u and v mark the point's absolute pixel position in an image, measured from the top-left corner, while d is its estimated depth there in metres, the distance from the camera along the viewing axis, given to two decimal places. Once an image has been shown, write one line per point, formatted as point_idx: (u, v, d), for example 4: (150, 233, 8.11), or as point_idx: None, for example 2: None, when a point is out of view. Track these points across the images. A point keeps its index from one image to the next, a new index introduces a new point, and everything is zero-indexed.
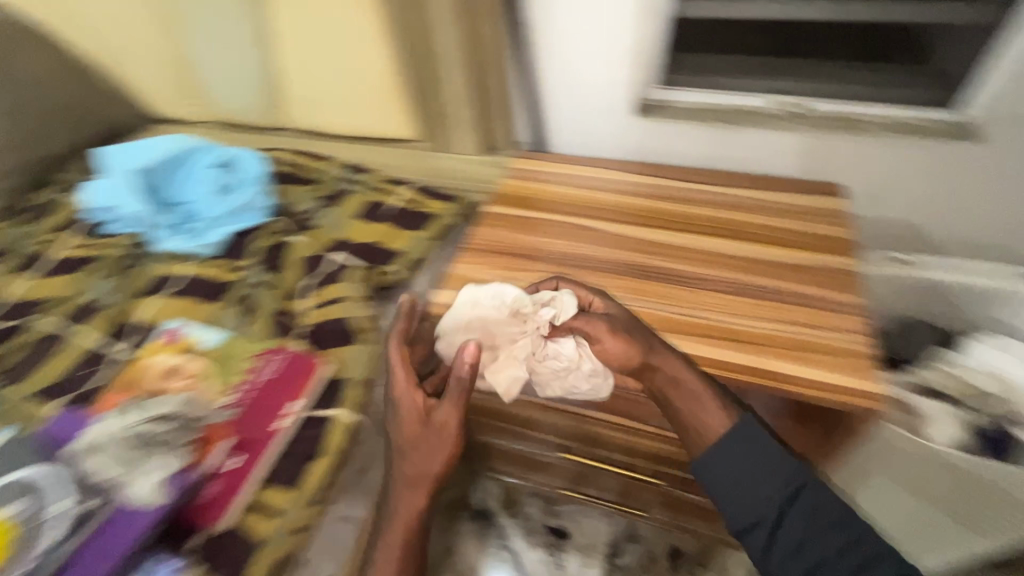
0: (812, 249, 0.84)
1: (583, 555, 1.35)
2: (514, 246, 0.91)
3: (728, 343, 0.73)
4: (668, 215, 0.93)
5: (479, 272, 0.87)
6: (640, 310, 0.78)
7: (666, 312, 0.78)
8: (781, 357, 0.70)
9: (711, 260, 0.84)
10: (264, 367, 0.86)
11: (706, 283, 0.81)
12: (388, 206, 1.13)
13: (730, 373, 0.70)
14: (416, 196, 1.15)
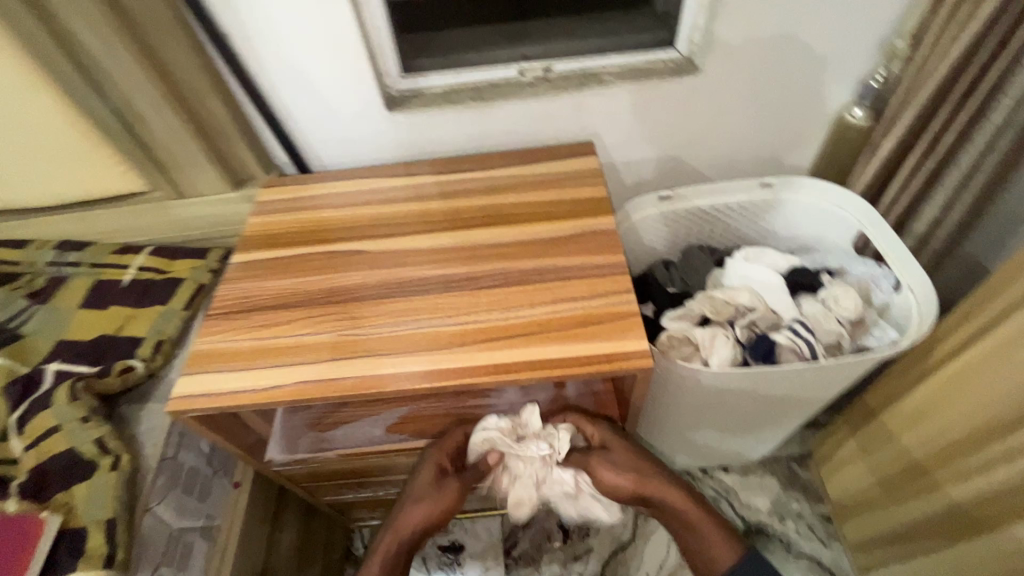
0: (576, 216, 0.83)
1: (481, 561, 1.32)
2: (267, 299, 0.78)
3: (506, 342, 0.69)
4: (434, 217, 0.86)
5: (228, 342, 0.73)
6: (414, 333, 0.71)
7: (442, 326, 0.71)
8: (556, 341, 0.68)
9: (481, 256, 0.80)
10: None
11: (479, 283, 0.76)
12: (120, 284, 0.93)
13: (511, 374, 0.66)
14: (155, 262, 0.95)
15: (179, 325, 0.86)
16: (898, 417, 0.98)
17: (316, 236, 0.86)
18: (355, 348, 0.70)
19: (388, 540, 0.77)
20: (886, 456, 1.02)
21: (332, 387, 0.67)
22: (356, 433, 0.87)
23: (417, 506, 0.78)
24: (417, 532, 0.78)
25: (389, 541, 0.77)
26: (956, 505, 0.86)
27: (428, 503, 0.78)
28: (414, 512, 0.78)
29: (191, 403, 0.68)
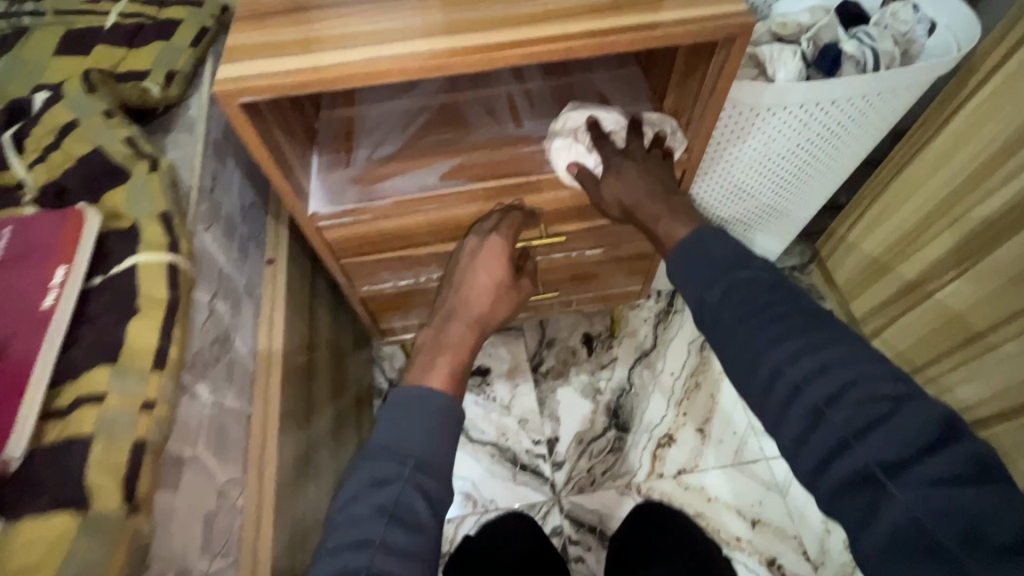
0: None
1: (510, 378, 1.32)
2: (306, 0, 0.67)
3: (594, 15, 0.63)
4: None
5: (271, 35, 0.63)
6: (489, 15, 0.64)
7: (427, 21, 0.63)
8: (651, 10, 0.63)
9: None
10: None
11: None
12: (102, 29, 0.78)
13: (607, 38, 0.61)
14: (140, 9, 0.81)
15: (191, 63, 0.74)
16: (863, 228, 1.16)
17: None
18: (426, 30, 0.62)
19: (465, 333, 0.74)
20: (851, 268, 1.22)
21: (408, 62, 0.59)
22: (407, 187, 0.81)
23: (483, 299, 0.77)
24: (479, 316, 0.77)
25: (467, 330, 0.75)
26: (903, 284, 1.07)
27: (496, 298, 0.78)
28: (487, 302, 0.78)
29: (243, 83, 0.58)
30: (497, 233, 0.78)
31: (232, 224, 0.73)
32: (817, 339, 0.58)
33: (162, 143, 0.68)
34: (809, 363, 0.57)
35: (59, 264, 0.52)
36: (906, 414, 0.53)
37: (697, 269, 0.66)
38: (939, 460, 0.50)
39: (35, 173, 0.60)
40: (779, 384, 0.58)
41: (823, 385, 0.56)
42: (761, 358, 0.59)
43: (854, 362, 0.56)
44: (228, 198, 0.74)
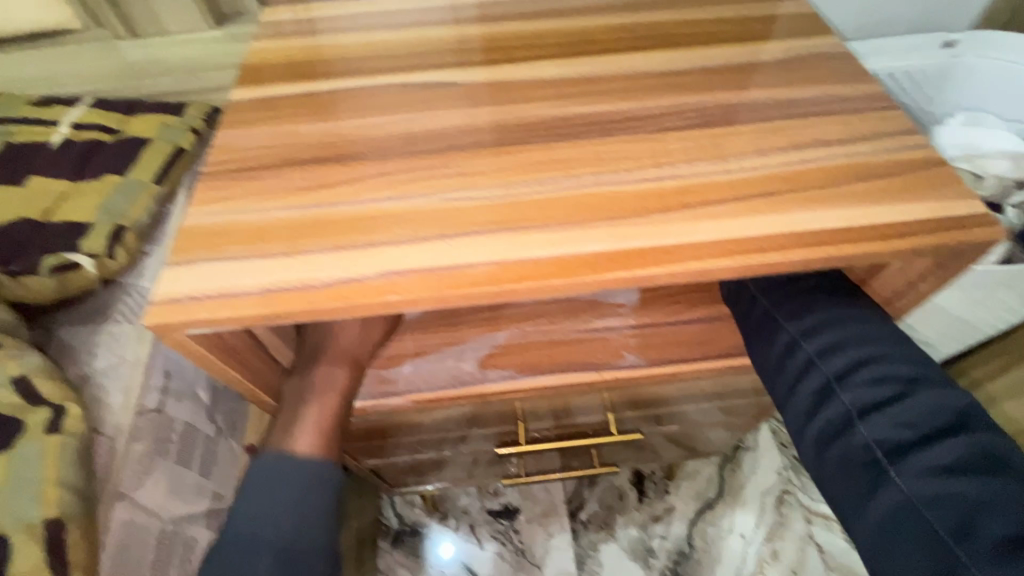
0: (770, 37, 0.55)
1: (543, 525, 1.10)
2: (304, 150, 0.47)
3: (735, 205, 0.41)
4: (551, 39, 0.57)
5: (249, 213, 0.42)
6: (573, 196, 0.42)
7: (501, 197, 0.42)
8: (831, 203, 0.40)
9: (644, 87, 0.51)
10: None
11: (655, 123, 0.47)
12: (47, 148, 0.59)
13: (767, 254, 0.38)
14: (100, 117, 0.62)
15: (151, 209, 0.54)
16: None
17: (369, 66, 0.55)
18: (479, 218, 0.41)
19: (341, 371, 0.52)
20: None
21: (450, 282, 0.37)
22: (434, 369, 0.58)
23: (349, 324, 0.54)
24: (342, 352, 0.53)
25: (344, 372, 0.52)
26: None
27: (364, 319, 0.55)
28: (354, 328, 0.54)
29: (192, 311, 0.37)
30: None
31: (189, 438, 0.52)
32: (850, 316, 0.48)
33: (90, 343, 0.47)
34: (824, 336, 0.47)
35: None
36: (924, 398, 0.43)
37: None
38: (946, 446, 0.41)
39: None
40: (791, 355, 0.48)
41: (839, 359, 0.46)
42: (774, 333, 0.50)
43: (880, 342, 0.46)
44: (184, 406, 0.52)
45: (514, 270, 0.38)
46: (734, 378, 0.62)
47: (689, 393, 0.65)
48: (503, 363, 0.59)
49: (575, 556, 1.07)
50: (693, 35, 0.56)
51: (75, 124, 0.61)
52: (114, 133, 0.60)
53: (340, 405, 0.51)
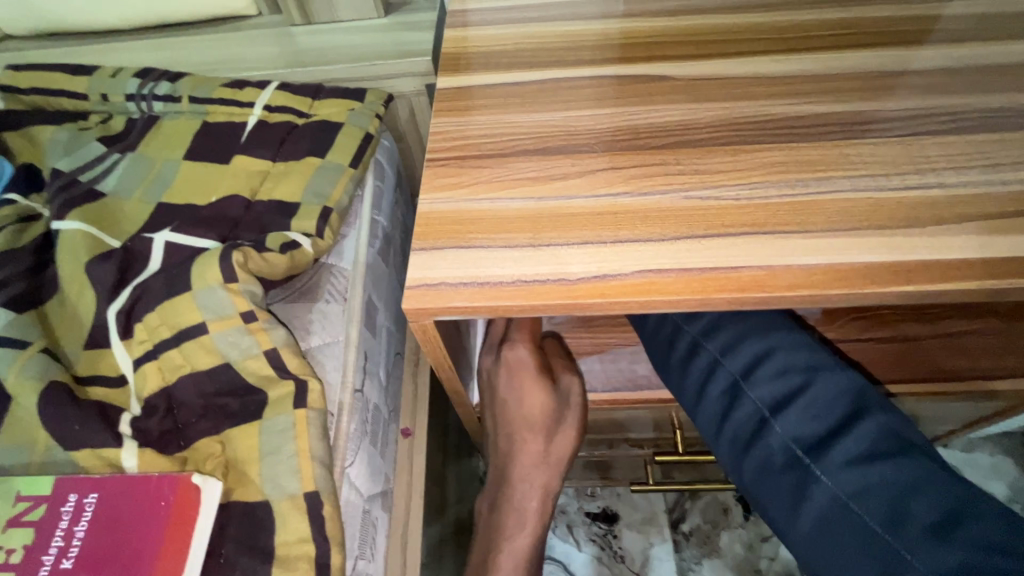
0: (1010, 34, 0.50)
1: (642, 533, 1.08)
2: (521, 140, 0.46)
3: (1016, 221, 0.38)
4: (753, 31, 0.53)
5: (483, 202, 0.42)
6: (826, 200, 0.39)
7: (748, 197, 0.40)
8: None
9: (877, 87, 0.47)
10: (58, 532, 0.35)
11: (900, 126, 0.44)
12: (243, 129, 0.61)
13: None
14: (289, 100, 0.62)
15: (349, 192, 0.55)
16: None
17: (565, 55, 0.54)
18: (728, 219, 0.39)
19: (534, 498, 0.50)
20: None
21: (713, 286, 0.36)
22: (610, 371, 0.57)
23: (535, 440, 0.50)
24: (542, 470, 0.50)
25: (538, 497, 0.50)
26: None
27: (550, 430, 0.51)
28: (547, 439, 0.51)
29: (451, 297, 0.37)
30: (509, 345, 0.52)
31: (377, 418, 0.54)
32: (760, 325, 0.45)
33: (306, 322, 0.49)
34: (701, 325, 0.47)
35: None
36: (828, 390, 0.41)
37: None
38: (856, 437, 0.39)
39: (141, 375, 0.42)
40: (678, 345, 0.47)
41: (716, 345, 0.45)
42: (661, 326, 0.49)
43: (761, 328, 0.45)
44: (375, 388, 0.53)
45: (783, 276, 0.36)
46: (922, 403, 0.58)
47: None
48: None
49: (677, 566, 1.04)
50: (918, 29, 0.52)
51: (267, 105, 0.62)
52: (306, 116, 0.62)
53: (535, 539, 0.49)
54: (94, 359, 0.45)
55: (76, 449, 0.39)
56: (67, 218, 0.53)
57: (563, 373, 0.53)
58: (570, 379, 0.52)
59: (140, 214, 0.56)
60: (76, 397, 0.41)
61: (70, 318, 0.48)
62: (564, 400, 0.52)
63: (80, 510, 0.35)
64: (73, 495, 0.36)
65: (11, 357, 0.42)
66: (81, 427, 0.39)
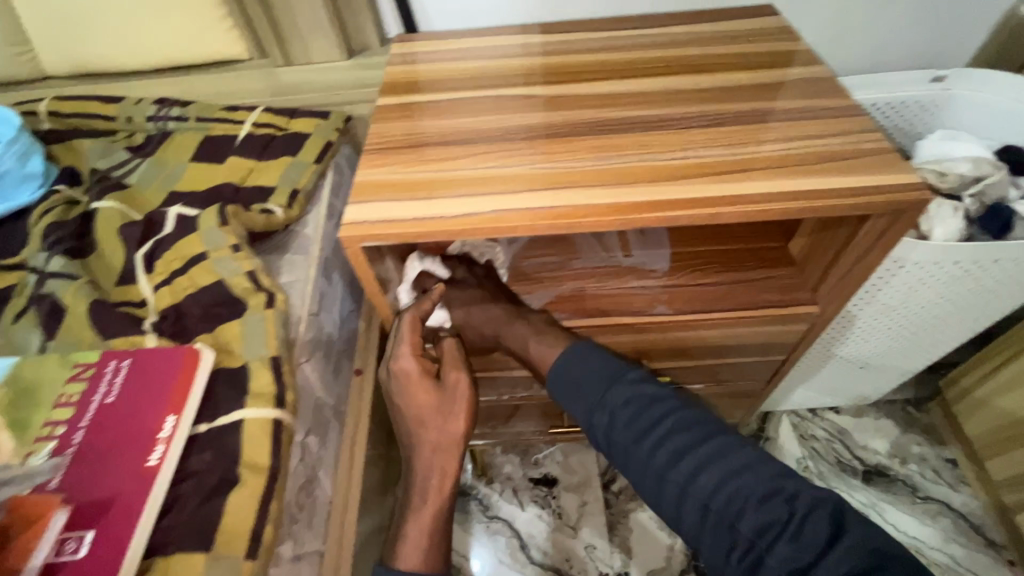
0: (774, 66, 0.73)
1: (578, 493, 1.23)
2: (429, 136, 0.67)
3: (742, 175, 0.58)
4: (605, 66, 0.77)
5: (400, 173, 0.62)
6: (623, 167, 0.60)
7: (571, 166, 0.61)
8: (807, 174, 0.57)
9: (677, 99, 0.69)
10: (103, 382, 0.52)
11: (684, 122, 0.65)
12: (236, 140, 0.81)
13: (758, 206, 0.55)
14: (272, 119, 0.83)
15: (313, 179, 0.75)
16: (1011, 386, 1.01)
17: (468, 82, 0.76)
18: (557, 179, 0.59)
19: (434, 479, 0.64)
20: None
21: (541, 217, 0.56)
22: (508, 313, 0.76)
23: (432, 432, 0.65)
24: (446, 456, 0.65)
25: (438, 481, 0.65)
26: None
27: (444, 423, 0.65)
28: (441, 429, 0.65)
29: (370, 229, 0.56)
30: (401, 359, 0.66)
31: (330, 344, 0.72)
32: (736, 465, 0.54)
33: (276, 266, 0.68)
34: (687, 463, 0.55)
35: (169, 416, 0.49)
36: (810, 520, 0.50)
37: (580, 394, 0.63)
38: (837, 557, 0.47)
39: (159, 296, 0.61)
40: (673, 486, 0.56)
41: (701, 480, 0.54)
42: (651, 468, 0.57)
43: (733, 456, 0.55)
44: (329, 319, 0.71)
45: (583, 209, 0.56)
46: (746, 334, 0.76)
47: (708, 346, 0.79)
48: (562, 307, 0.76)
49: (608, 519, 1.19)
50: (708, 63, 0.75)
51: (253, 122, 0.83)
52: (282, 129, 0.82)
53: (438, 511, 0.63)
54: (123, 291, 0.63)
55: (114, 337, 0.57)
56: (103, 201, 0.72)
57: (450, 371, 0.67)
58: (455, 377, 0.66)
59: (155, 199, 0.75)
60: (113, 309, 0.59)
61: (104, 266, 0.66)
62: (450, 394, 0.66)
63: (117, 369, 0.53)
64: (113, 361, 0.53)
65: (67, 285, 0.61)
66: (119, 324, 0.58)
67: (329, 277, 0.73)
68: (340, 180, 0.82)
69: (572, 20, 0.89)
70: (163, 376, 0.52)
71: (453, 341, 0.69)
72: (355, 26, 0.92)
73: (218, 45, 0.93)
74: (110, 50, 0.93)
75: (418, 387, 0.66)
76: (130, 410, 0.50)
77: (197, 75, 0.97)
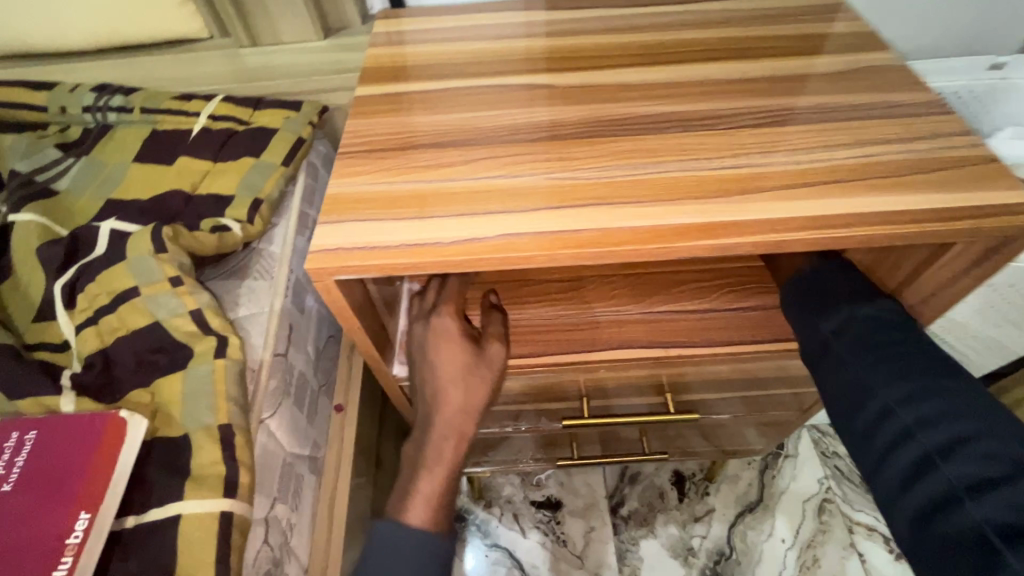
0: (831, 51, 0.61)
1: (584, 518, 1.13)
2: (422, 136, 0.55)
3: (805, 190, 0.46)
4: (625, 50, 0.64)
5: (385, 185, 0.50)
6: (662, 177, 0.48)
7: (595, 175, 0.49)
8: (891, 190, 0.46)
9: (719, 91, 0.57)
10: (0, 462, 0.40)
11: (732, 121, 0.53)
12: (188, 136, 0.68)
13: (835, 231, 0.44)
14: (231, 111, 0.70)
15: (280, 186, 0.63)
16: None
17: (463, 68, 0.63)
18: (583, 194, 0.47)
19: (451, 442, 0.51)
20: None
21: (561, 244, 0.44)
22: (519, 342, 0.65)
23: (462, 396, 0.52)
24: (465, 420, 0.51)
25: (454, 445, 0.51)
26: None
27: (468, 382, 0.52)
28: (464, 380, 0.52)
29: (346, 259, 0.44)
30: (437, 312, 0.55)
31: (303, 385, 0.60)
32: (950, 387, 0.44)
33: (235, 294, 0.56)
34: (920, 419, 0.43)
35: (80, 513, 0.38)
36: (997, 449, 0.40)
37: (805, 300, 0.53)
38: (1013, 492, 0.38)
39: (83, 339, 0.49)
40: (874, 400, 0.46)
41: (939, 435, 0.42)
42: (859, 359, 0.47)
43: (948, 391, 0.44)
44: (301, 355, 0.60)
45: (613, 232, 0.45)
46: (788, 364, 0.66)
47: (745, 378, 0.68)
48: (577, 338, 0.65)
49: (617, 546, 1.10)
50: (747, 48, 0.63)
51: (210, 115, 0.69)
52: (245, 123, 0.69)
53: (451, 476, 0.49)
54: (42, 329, 0.51)
55: (22, 396, 0.45)
56: (21, 212, 0.59)
57: (490, 340, 0.55)
58: (494, 350, 0.54)
59: (89, 210, 0.62)
60: (22, 358, 0.47)
61: (21, 295, 0.53)
62: (485, 363, 0.53)
63: (20, 444, 0.41)
64: (14, 433, 0.42)
65: None
66: (27, 380, 0.46)
67: (299, 303, 0.61)
68: (314, 187, 0.70)
69: None
70: (75, 454, 0.40)
71: (502, 313, 0.58)
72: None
73: (170, 21, 0.79)
74: (42, 26, 0.79)
75: (442, 350, 0.53)
76: (30, 503, 0.38)
77: (145, 56, 0.83)
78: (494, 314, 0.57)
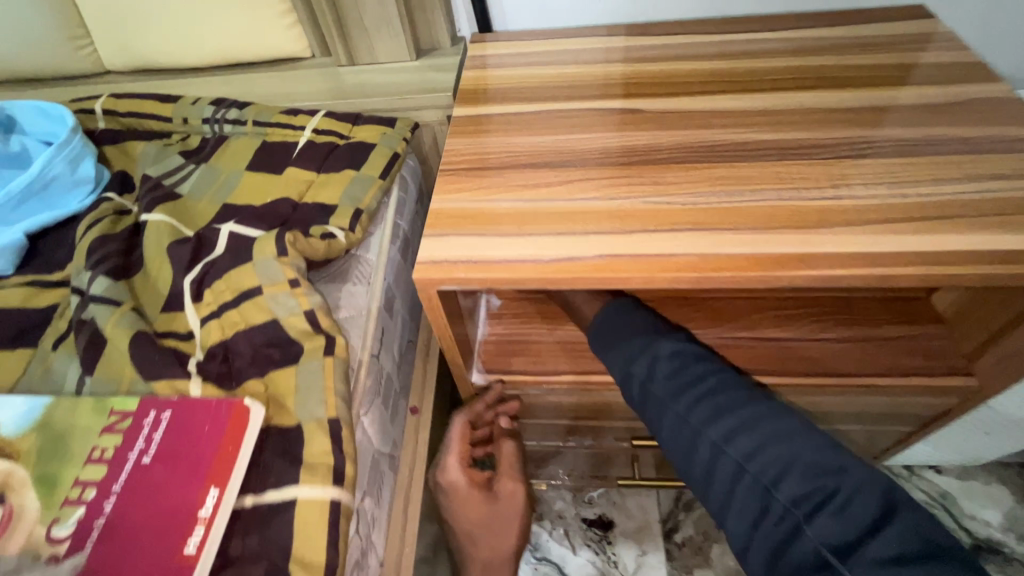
0: (933, 82, 0.60)
1: (635, 541, 1.11)
2: (516, 156, 0.57)
3: (910, 225, 0.46)
4: (710, 77, 0.65)
5: (483, 202, 0.53)
6: (758, 205, 0.49)
7: (688, 201, 0.50)
8: (1003, 229, 0.45)
9: (811, 121, 0.56)
10: (141, 436, 0.45)
11: (827, 151, 0.53)
12: (295, 148, 0.74)
13: (944, 268, 0.43)
14: (333, 125, 0.75)
15: (378, 198, 0.67)
16: None
17: (552, 91, 0.66)
18: (676, 219, 0.48)
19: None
20: None
21: (657, 267, 0.45)
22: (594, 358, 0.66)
23: (490, 535, 0.66)
24: (500, 552, 0.67)
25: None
26: None
27: (497, 524, 0.66)
28: (491, 528, 0.66)
29: (452, 272, 0.47)
30: (448, 473, 0.63)
31: (389, 386, 0.63)
32: (775, 432, 0.47)
33: (336, 297, 0.61)
34: (784, 480, 0.46)
35: (211, 490, 0.42)
36: (847, 493, 0.44)
37: (618, 357, 0.55)
38: (878, 537, 0.42)
39: (207, 330, 0.54)
40: (722, 465, 0.48)
41: (791, 488, 0.45)
42: (697, 426, 0.50)
43: (772, 437, 0.47)
44: (389, 358, 0.63)
45: (711, 258, 0.45)
46: (870, 401, 0.64)
47: (822, 411, 0.67)
48: None
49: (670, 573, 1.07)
50: (841, 77, 0.62)
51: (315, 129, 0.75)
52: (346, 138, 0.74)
53: None
54: (169, 319, 0.56)
55: (157, 378, 0.50)
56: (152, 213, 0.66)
57: (505, 481, 0.67)
58: (511, 488, 0.67)
59: (208, 213, 0.68)
60: (156, 344, 0.53)
61: (150, 287, 0.59)
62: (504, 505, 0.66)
63: (157, 422, 0.46)
64: (152, 412, 0.46)
65: (109, 311, 0.55)
66: (162, 364, 0.51)
67: (389, 308, 0.64)
68: (403, 199, 0.74)
69: (666, 21, 0.77)
70: (205, 435, 0.44)
71: (512, 439, 0.68)
72: (426, 21, 0.83)
73: (280, 41, 0.86)
74: (170, 44, 0.88)
75: (462, 508, 0.64)
76: (167, 476, 0.43)
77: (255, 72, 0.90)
78: (505, 442, 0.68)
